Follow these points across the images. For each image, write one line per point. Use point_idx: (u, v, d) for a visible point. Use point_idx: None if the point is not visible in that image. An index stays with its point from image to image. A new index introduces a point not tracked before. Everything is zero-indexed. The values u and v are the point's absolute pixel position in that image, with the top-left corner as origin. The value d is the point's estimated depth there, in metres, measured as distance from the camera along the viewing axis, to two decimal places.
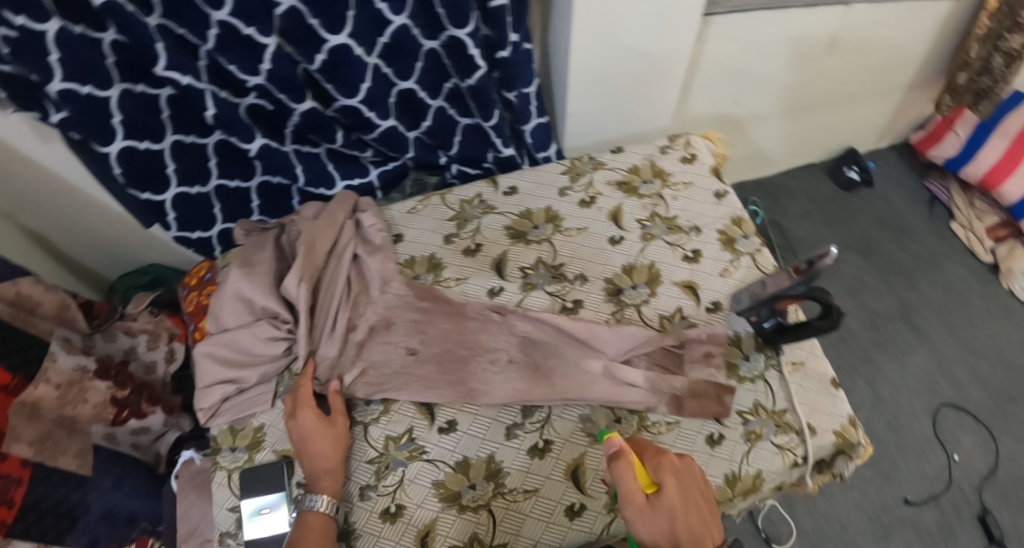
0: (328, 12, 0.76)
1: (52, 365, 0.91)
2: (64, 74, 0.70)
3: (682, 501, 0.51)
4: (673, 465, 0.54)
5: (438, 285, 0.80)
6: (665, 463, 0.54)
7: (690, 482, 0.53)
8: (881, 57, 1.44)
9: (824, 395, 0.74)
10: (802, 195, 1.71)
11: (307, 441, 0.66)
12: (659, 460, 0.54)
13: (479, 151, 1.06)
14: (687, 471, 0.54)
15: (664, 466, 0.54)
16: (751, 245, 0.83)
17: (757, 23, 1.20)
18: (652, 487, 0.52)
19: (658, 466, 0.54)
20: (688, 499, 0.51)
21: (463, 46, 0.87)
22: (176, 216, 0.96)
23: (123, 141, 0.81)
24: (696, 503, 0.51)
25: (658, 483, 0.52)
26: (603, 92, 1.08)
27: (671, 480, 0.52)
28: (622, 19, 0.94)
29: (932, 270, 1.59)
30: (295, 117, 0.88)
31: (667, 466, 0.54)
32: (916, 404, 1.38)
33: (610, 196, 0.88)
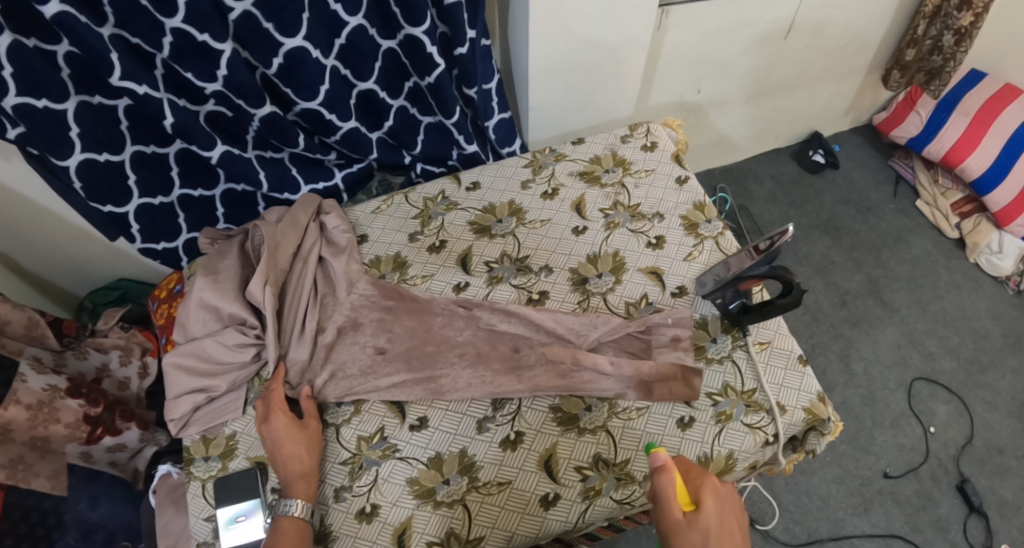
0: (280, 16, 0.76)
1: (21, 385, 0.88)
2: (19, 89, 0.68)
3: (720, 526, 0.51)
4: (716, 488, 0.53)
5: (404, 283, 0.80)
6: (708, 486, 0.53)
7: (730, 510, 0.52)
8: (839, 40, 1.47)
9: (792, 372, 0.74)
10: (768, 179, 1.74)
11: (278, 446, 0.65)
12: (702, 480, 0.54)
13: (443, 150, 1.07)
14: (728, 497, 0.53)
15: (708, 488, 0.53)
16: (715, 229, 0.84)
17: (715, 11, 1.22)
18: (692, 505, 0.53)
19: (700, 487, 0.53)
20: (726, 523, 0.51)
21: (420, 43, 0.88)
22: (140, 228, 0.93)
23: (82, 154, 0.78)
24: (733, 529, 0.51)
25: (696, 503, 0.52)
26: (564, 85, 1.09)
27: (711, 502, 0.52)
28: (578, 11, 0.95)
29: (899, 247, 1.63)
30: (255, 123, 0.87)
31: (711, 488, 0.53)
32: (890, 378, 1.41)
33: (572, 186, 0.88)
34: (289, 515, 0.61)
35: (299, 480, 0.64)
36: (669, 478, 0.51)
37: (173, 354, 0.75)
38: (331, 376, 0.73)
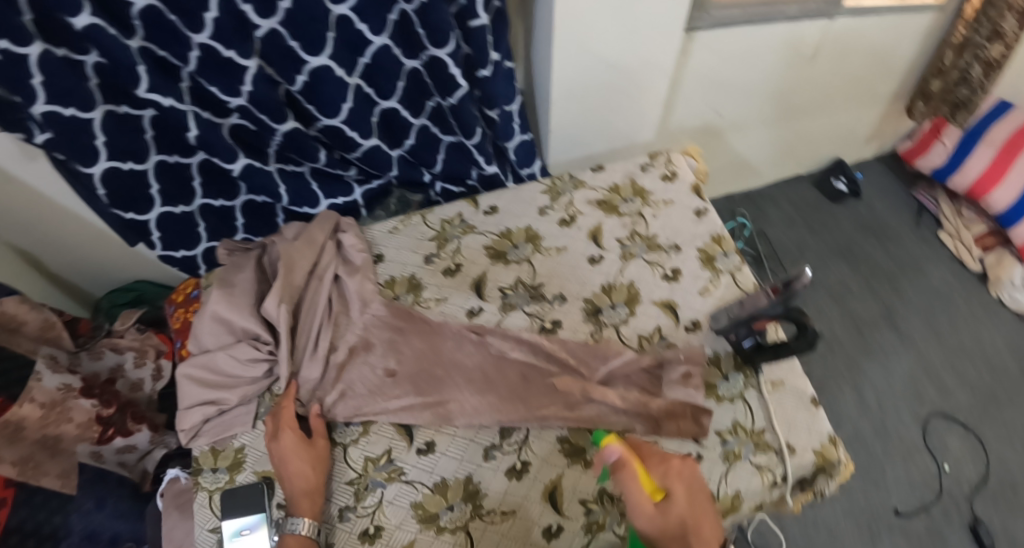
0: (305, 34, 0.77)
1: (36, 385, 0.92)
2: (47, 97, 0.69)
3: (689, 508, 0.54)
4: (678, 469, 0.58)
5: (418, 305, 0.81)
6: (670, 471, 0.57)
7: (694, 488, 0.56)
8: (864, 67, 1.46)
9: (804, 413, 0.73)
10: (786, 204, 1.72)
11: (286, 464, 0.66)
12: (664, 466, 0.58)
13: (463, 169, 1.07)
14: (689, 475, 0.57)
15: (669, 473, 0.57)
16: (731, 263, 0.84)
17: (739, 36, 1.21)
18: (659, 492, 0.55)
19: (663, 473, 0.57)
20: (695, 504, 0.55)
21: (442, 64, 0.89)
22: (160, 235, 0.95)
23: (107, 162, 0.80)
24: (701, 507, 0.55)
25: (665, 489, 0.55)
26: (585, 107, 1.09)
27: (677, 487, 0.55)
28: (601, 36, 0.95)
29: (917, 276, 1.60)
30: (277, 137, 0.89)
31: (674, 472, 0.57)
32: (904, 411, 1.38)
33: (590, 214, 0.88)
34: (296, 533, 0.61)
35: (306, 498, 0.65)
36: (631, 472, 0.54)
37: (187, 365, 0.77)
38: (341, 395, 0.73)
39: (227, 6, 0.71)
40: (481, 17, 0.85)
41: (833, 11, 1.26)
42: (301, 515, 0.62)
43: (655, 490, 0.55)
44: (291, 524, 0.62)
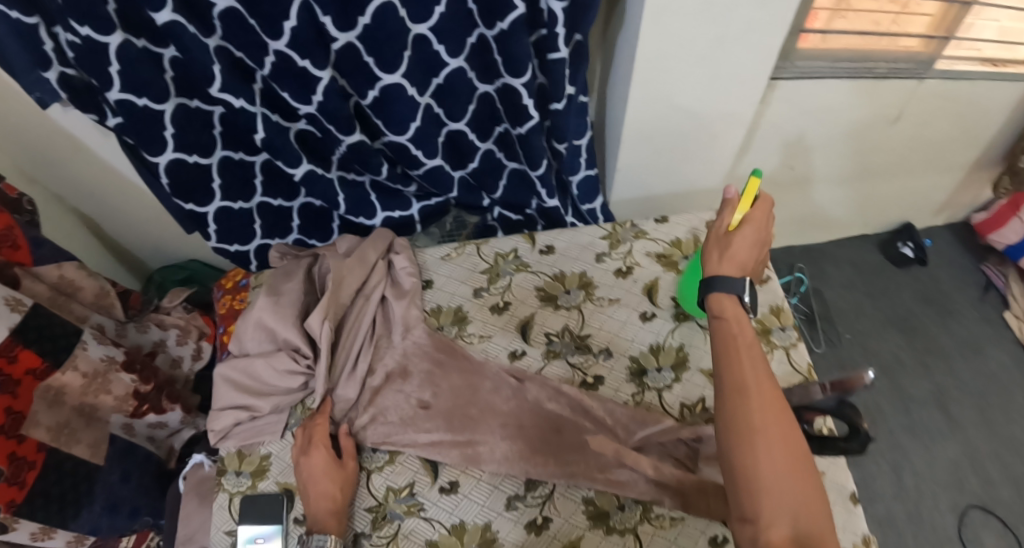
0: (382, 52, 0.76)
1: (82, 353, 0.92)
2: (122, 86, 0.72)
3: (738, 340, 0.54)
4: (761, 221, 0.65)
5: (461, 339, 0.80)
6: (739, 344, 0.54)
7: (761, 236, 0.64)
8: (950, 133, 1.37)
9: (839, 509, 0.69)
10: (847, 264, 1.64)
11: (313, 481, 0.66)
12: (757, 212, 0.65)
13: (522, 199, 1.09)
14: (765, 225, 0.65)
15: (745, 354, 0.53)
16: (788, 338, 0.81)
17: (824, 90, 1.15)
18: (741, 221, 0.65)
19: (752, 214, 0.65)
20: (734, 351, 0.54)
21: (516, 93, 0.87)
22: (216, 229, 0.97)
23: (172, 153, 0.83)
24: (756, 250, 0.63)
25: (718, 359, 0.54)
26: (653, 148, 1.06)
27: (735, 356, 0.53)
28: (681, 80, 0.92)
29: (974, 357, 1.51)
30: (341, 148, 0.91)
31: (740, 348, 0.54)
32: (941, 498, 1.30)
33: (648, 268, 0.86)
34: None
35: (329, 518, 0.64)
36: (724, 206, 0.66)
37: (227, 367, 0.80)
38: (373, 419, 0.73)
39: (307, 17, 0.70)
40: (561, 52, 0.82)
41: (924, 73, 1.19)
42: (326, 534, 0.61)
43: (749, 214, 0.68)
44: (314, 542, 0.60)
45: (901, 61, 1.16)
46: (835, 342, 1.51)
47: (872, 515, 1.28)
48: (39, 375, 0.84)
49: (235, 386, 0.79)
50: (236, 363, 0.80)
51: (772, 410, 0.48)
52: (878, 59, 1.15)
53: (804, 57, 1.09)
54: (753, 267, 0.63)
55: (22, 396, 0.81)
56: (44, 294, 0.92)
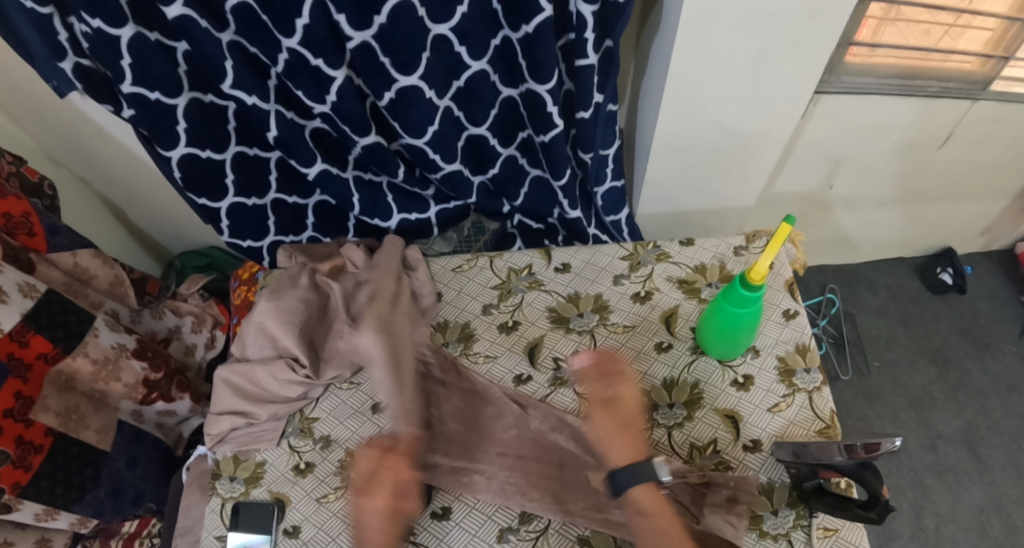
0: (398, 54, 0.75)
1: (92, 340, 0.91)
2: (134, 79, 0.76)
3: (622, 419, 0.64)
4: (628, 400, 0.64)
5: (465, 358, 0.78)
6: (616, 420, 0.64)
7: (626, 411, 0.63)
8: (1001, 158, 1.28)
9: None
10: (883, 289, 1.56)
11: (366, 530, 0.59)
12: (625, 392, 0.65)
13: (544, 207, 1.06)
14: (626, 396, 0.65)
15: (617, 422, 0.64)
16: (812, 381, 0.76)
17: (869, 108, 1.08)
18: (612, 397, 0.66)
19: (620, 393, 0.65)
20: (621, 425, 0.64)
21: (541, 101, 0.84)
22: (230, 224, 1.00)
23: (185, 148, 0.86)
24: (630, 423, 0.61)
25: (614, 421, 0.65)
26: (683, 164, 1.01)
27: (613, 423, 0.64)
28: (717, 93, 0.87)
29: (1010, 397, 1.42)
30: (357, 149, 0.91)
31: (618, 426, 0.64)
32: (963, 543, 1.23)
33: (668, 293, 0.84)
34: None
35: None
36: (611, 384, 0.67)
37: (230, 370, 0.80)
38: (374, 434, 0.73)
39: (321, 16, 0.71)
40: (589, 58, 0.78)
41: (978, 93, 1.10)
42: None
43: (756, 276, 0.66)
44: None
45: (953, 80, 1.08)
46: (864, 372, 1.44)
47: None
48: (49, 360, 0.84)
49: (236, 391, 0.79)
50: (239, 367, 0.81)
51: None
52: (929, 77, 1.07)
53: (851, 71, 1.02)
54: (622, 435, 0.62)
55: (32, 381, 0.82)
56: (60, 281, 0.92)
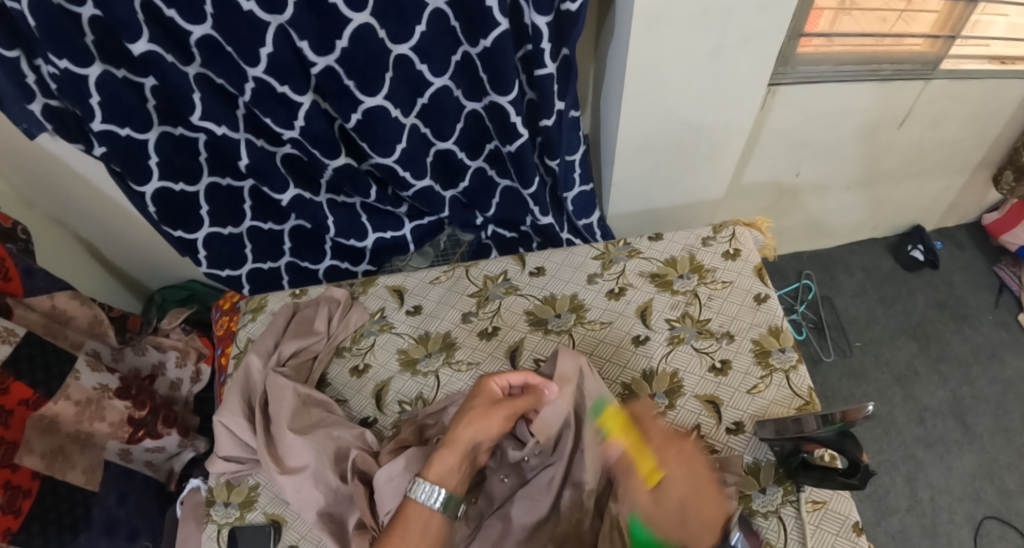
0: (363, 75, 0.77)
1: (74, 382, 0.90)
2: (104, 116, 0.78)
3: (689, 487, 0.54)
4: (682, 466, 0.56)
5: (449, 365, 0.82)
6: (673, 455, 0.56)
7: (696, 470, 0.56)
8: (958, 135, 1.32)
9: (842, 540, 0.65)
10: (859, 271, 1.60)
11: (470, 423, 0.62)
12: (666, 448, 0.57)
13: (516, 215, 1.09)
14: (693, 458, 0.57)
15: (673, 454, 0.56)
16: (788, 360, 0.79)
17: (825, 95, 1.12)
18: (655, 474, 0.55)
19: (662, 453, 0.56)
20: (695, 490, 0.54)
21: (503, 111, 0.87)
22: (207, 253, 1.02)
23: (159, 181, 0.88)
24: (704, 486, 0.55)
25: (663, 473, 0.55)
26: (650, 163, 1.04)
27: (676, 470, 0.55)
28: (674, 90, 0.89)
29: (991, 365, 1.46)
30: (328, 171, 0.93)
31: (676, 457, 0.56)
32: (958, 511, 1.26)
33: (642, 288, 0.87)
34: (434, 510, 0.56)
35: (456, 465, 0.60)
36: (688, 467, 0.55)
37: (231, 416, 0.75)
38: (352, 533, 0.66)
39: (285, 44, 0.73)
40: (547, 67, 0.81)
41: (930, 73, 1.14)
42: (458, 497, 0.58)
43: (651, 473, 0.55)
44: (426, 487, 0.57)
45: (906, 62, 1.12)
46: (846, 352, 1.47)
47: (886, 531, 1.24)
48: (31, 405, 0.83)
49: (237, 435, 0.75)
50: (243, 411, 0.76)
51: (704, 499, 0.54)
52: (882, 61, 1.10)
53: (806, 61, 1.05)
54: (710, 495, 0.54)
55: (14, 426, 0.81)
56: (38, 323, 0.92)
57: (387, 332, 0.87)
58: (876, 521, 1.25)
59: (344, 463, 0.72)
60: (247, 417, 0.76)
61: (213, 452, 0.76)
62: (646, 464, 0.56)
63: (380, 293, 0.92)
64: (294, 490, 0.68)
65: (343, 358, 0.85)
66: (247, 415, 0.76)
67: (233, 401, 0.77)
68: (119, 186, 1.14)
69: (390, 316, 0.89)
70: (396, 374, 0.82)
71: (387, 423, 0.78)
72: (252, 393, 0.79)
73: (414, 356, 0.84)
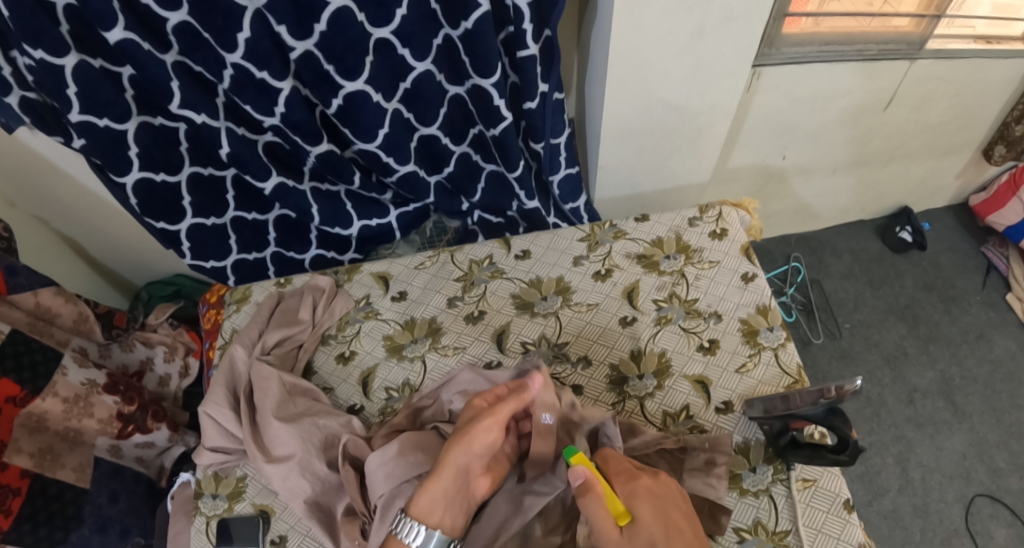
0: (342, 60, 0.76)
1: (61, 379, 0.89)
2: (82, 107, 0.76)
3: (663, 526, 0.51)
4: (650, 489, 0.54)
5: (435, 351, 0.81)
6: (638, 489, 0.54)
7: (667, 506, 0.53)
8: (946, 115, 1.32)
9: (833, 518, 0.66)
10: (847, 253, 1.61)
11: (453, 444, 0.59)
12: (633, 485, 0.54)
13: (503, 200, 1.08)
14: (662, 492, 0.54)
15: (638, 493, 0.54)
16: (776, 339, 0.79)
17: (811, 75, 1.11)
18: (626, 516, 0.52)
19: (632, 493, 0.54)
20: (670, 527, 0.51)
21: (487, 94, 0.86)
22: (190, 245, 1.01)
23: (140, 173, 0.87)
24: (679, 524, 0.51)
25: (634, 512, 0.52)
26: (634, 146, 1.03)
27: (647, 508, 0.52)
28: (659, 72, 0.89)
29: (979, 344, 1.47)
30: (311, 159, 0.92)
31: (643, 493, 0.54)
32: (948, 490, 1.28)
33: (628, 270, 0.87)
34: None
35: (447, 495, 0.58)
36: (662, 505, 0.53)
37: (216, 406, 0.74)
38: (340, 520, 0.65)
39: (262, 29, 0.72)
40: (530, 48, 0.80)
41: (916, 53, 1.14)
42: (448, 532, 0.57)
43: (622, 514, 0.52)
44: (414, 525, 0.56)
45: (892, 41, 1.11)
46: (835, 334, 1.48)
47: (877, 511, 1.25)
48: (19, 402, 0.82)
49: (223, 426, 0.75)
50: (228, 402, 0.76)
51: (681, 529, 0.51)
52: (868, 41, 1.10)
53: (792, 42, 1.04)
54: (688, 527, 0.51)
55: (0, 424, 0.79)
56: (23, 320, 0.90)
57: (372, 319, 0.86)
58: (868, 501, 1.26)
59: (333, 450, 0.71)
60: (233, 407, 0.76)
61: (200, 443, 0.75)
62: (615, 505, 0.53)
63: (365, 280, 0.91)
64: (281, 479, 0.68)
65: (329, 346, 0.85)
66: (233, 406, 0.76)
67: (218, 392, 0.76)
68: (100, 180, 1.12)
69: (375, 303, 0.88)
70: (382, 361, 0.82)
71: (374, 411, 0.77)
72: (238, 383, 0.78)
73: (400, 343, 0.83)
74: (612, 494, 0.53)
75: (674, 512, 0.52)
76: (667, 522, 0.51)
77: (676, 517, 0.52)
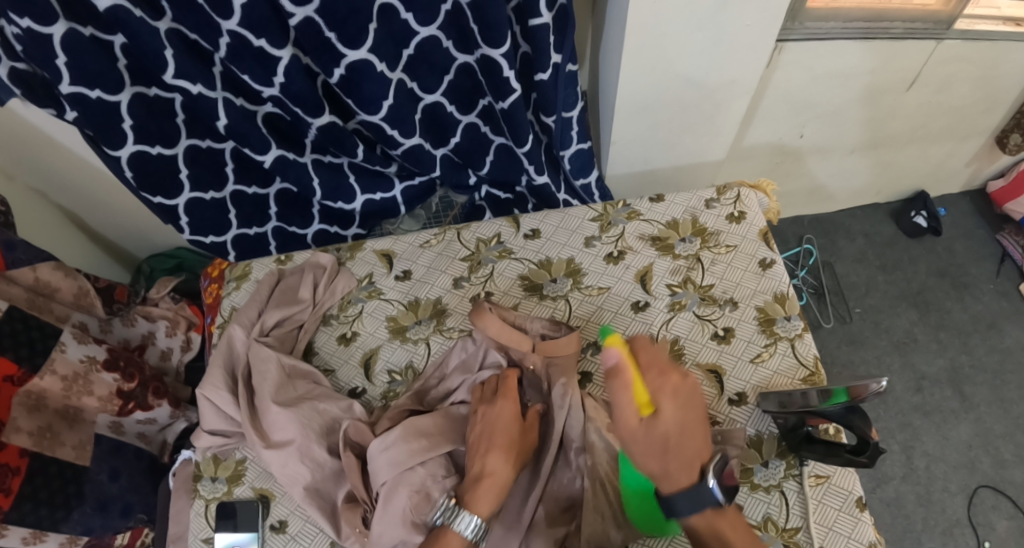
0: (344, 27, 0.72)
1: (59, 356, 0.87)
2: (72, 77, 0.72)
3: (679, 425, 0.52)
4: (677, 387, 0.53)
5: (439, 334, 0.79)
6: (667, 387, 0.53)
7: (690, 407, 0.52)
8: (969, 98, 1.27)
9: (845, 516, 0.63)
10: (860, 236, 1.57)
11: (507, 456, 0.60)
12: (664, 380, 0.53)
13: (511, 176, 1.05)
14: (688, 391, 0.53)
15: (666, 388, 0.53)
16: (793, 328, 0.76)
17: (836, 52, 1.06)
18: (648, 406, 0.52)
19: (660, 387, 0.53)
20: (685, 427, 0.52)
21: (496, 65, 0.82)
22: (189, 220, 0.98)
23: (134, 146, 0.83)
24: (692, 425, 0.52)
25: (657, 405, 0.52)
26: (648, 122, 0.99)
27: (670, 405, 0.52)
28: (677, 46, 0.84)
29: (990, 334, 1.44)
30: (312, 131, 0.89)
31: (672, 390, 0.53)
32: (953, 480, 1.26)
33: (642, 252, 0.84)
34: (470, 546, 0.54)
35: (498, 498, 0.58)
36: (686, 404, 0.52)
37: (214, 389, 0.72)
38: (342, 507, 0.64)
39: None
40: (543, 17, 0.75)
41: (943, 33, 1.08)
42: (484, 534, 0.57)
43: (645, 404, 0.52)
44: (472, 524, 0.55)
45: (919, 20, 1.05)
46: (845, 318, 1.45)
47: (880, 498, 1.24)
48: (18, 381, 0.80)
49: (221, 409, 0.72)
50: (226, 384, 0.73)
51: (693, 437, 0.52)
52: (893, 19, 1.04)
53: (816, 16, 0.99)
54: (699, 432, 0.52)
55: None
56: (21, 297, 0.88)
57: (375, 299, 0.83)
58: (872, 488, 1.25)
59: (334, 436, 0.69)
60: (232, 390, 0.74)
61: (197, 426, 0.73)
62: (642, 394, 0.53)
63: (368, 259, 0.88)
64: (280, 465, 0.66)
65: (330, 327, 0.82)
66: (231, 388, 0.74)
67: (216, 373, 0.73)
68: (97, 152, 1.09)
69: (378, 282, 0.85)
70: (385, 342, 0.79)
71: (376, 394, 0.75)
72: (236, 364, 0.76)
73: (404, 324, 0.81)
74: (640, 382, 0.53)
75: (693, 416, 0.52)
76: (682, 427, 0.51)
77: (694, 428, 0.52)
